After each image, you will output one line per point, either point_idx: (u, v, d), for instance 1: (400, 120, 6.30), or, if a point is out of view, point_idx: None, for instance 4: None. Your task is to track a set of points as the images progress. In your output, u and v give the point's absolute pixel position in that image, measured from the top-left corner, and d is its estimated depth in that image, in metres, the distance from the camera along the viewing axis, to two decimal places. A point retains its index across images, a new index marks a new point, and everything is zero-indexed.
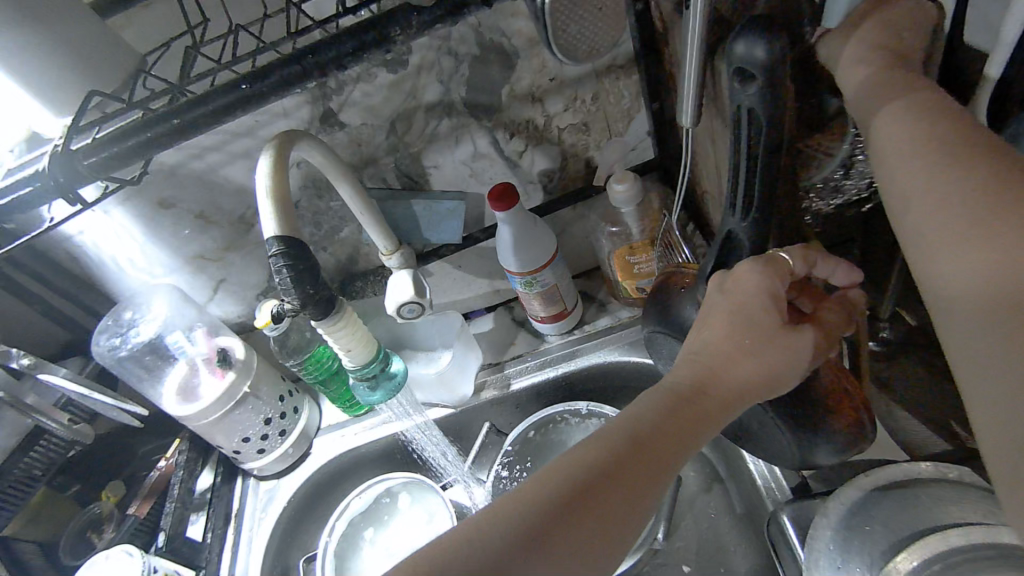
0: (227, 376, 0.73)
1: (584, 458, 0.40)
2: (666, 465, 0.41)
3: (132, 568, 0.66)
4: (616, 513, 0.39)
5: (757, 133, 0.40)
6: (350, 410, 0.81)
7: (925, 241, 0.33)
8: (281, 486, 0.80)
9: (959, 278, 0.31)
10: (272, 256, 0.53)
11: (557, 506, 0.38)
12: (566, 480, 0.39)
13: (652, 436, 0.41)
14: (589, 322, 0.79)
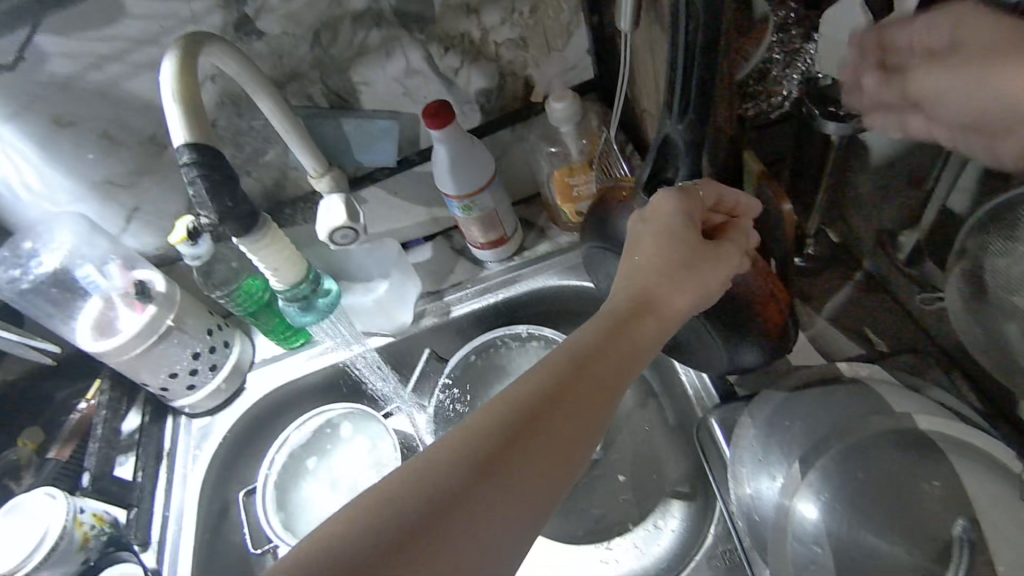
0: (147, 310, 0.69)
1: (524, 390, 0.40)
2: (607, 388, 0.42)
3: (57, 511, 0.63)
4: (563, 436, 0.39)
5: (694, 26, 0.40)
6: (285, 342, 0.78)
7: None
8: (215, 423, 0.77)
9: None
10: (183, 165, 0.50)
11: (505, 438, 0.38)
12: (510, 412, 0.39)
13: (592, 357, 0.42)
14: (529, 248, 0.79)
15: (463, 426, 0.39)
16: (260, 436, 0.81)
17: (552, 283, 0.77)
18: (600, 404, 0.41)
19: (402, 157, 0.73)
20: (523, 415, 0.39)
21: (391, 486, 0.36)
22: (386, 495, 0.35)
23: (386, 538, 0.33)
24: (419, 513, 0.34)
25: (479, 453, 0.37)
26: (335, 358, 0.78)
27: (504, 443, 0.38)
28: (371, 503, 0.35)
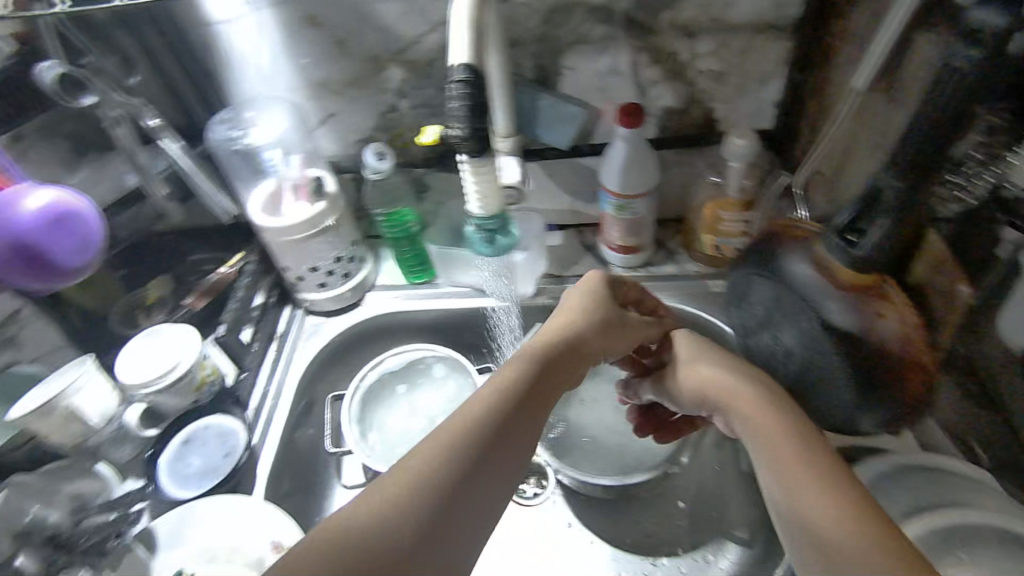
0: (316, 205, 0.74)
1: (483, 403, 0.47)
2: (545, 403, 0.50)
3: (192, 348, 0.70)
4: (519, 430, 0.46)
5: (952, 91, 0.43)
6: (410, 276, 0.84)
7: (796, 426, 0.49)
8: (328, 324, 0.83)
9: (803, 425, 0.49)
10: (454, 80, 0.48)
11: (475, 444, 0.43)
12: (476, 424, 0.44)
13: (530, 390, 0.49)
14: (654, 265, 0.81)
15: (431, 440, 0.43)
16: (357, 352, 0.86)
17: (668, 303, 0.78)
18: (542, 404, 0.50)
19: (575, 145, 0.78)
20: (493, 418, 0.45)
21: (380, 493, 0.39)
22: (379, 502, 0.38)
23: (403, 534, 0.37)
24: (417, 514, 0.38)
25: (456, 457, 0.42)
26: (449, 305, 0.83)
27: (477, 446, 0.43)
28: (366, 510, 0.38)
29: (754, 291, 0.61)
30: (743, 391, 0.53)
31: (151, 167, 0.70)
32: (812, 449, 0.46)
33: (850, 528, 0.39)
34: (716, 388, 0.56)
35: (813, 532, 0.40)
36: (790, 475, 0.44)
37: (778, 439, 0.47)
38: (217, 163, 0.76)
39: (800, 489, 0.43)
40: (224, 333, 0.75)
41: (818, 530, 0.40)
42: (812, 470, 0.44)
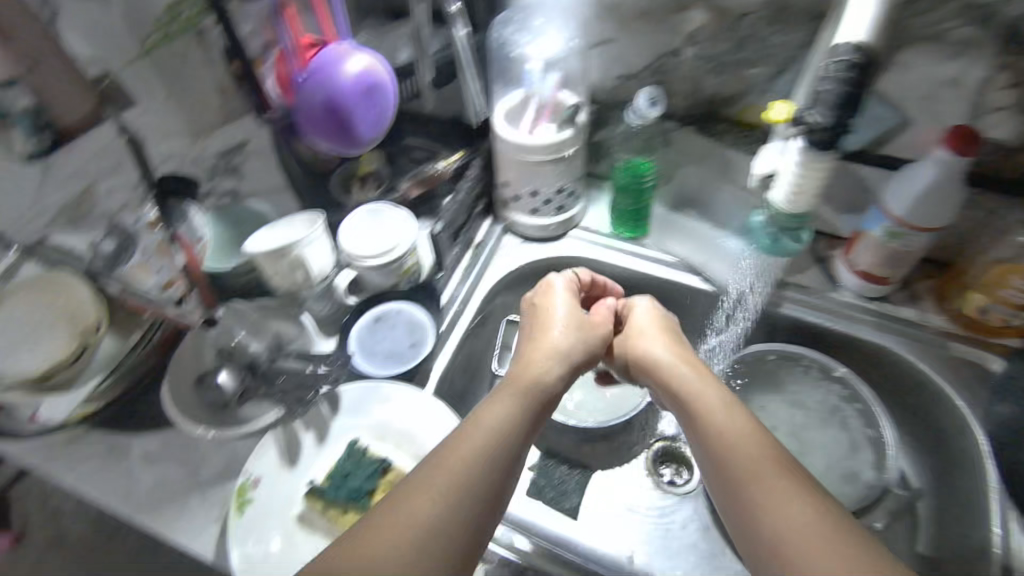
0: (563, 131, 0.70)
1: (467, 434, 0.49)
2: (525, 409, 0.52)
3: (406, 236, 0.70)
4: (507, 434, 0.49)
5: None
6: (620, 228, 0.80)
7: (753, 430, 0.50)
8: (524, 249, 0.82)
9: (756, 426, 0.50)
10: (840, 59, 0.50)
11: (459, 465, 0.46)
12: (459, 452, 0.47)
13: (510, 412, 0.51)
14: (893, 304, 0.71)
15: (417, 475, 0.46)
16: (543, 285, 0.84)
17: (896, 349, 0.69)
18: (539, 411, 0.54)
19: (861, 149, 0.68)
20: (478, 450, 0.47)
21: (379, 526, 0.42)
22: (382, 540, 0.41)
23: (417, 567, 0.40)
24: (421, 539, 0.41)
25: (446, 484, 0.44)
26: (649, 270, 0.78)
27: (461, 467, 0.46)
28: (371, 542, 0.41)
29: None
30: (681, 377, 0.57)
31: (428, 45, 0.68)
32: (733, 412, 0.52)
33: (776, 486, 0.45)
34: (659, 373, 0.60)
35: (742, 488, 0.47)
36: (753, 495, 0.46)
37: (704, 412, 0.53)
38: (486, 60, 0.73)
39: (722, 454, 0.49)
40: (439, 230, 0.73)
41: (749, 488, 0.46)
42: (733, 433, 0.50)
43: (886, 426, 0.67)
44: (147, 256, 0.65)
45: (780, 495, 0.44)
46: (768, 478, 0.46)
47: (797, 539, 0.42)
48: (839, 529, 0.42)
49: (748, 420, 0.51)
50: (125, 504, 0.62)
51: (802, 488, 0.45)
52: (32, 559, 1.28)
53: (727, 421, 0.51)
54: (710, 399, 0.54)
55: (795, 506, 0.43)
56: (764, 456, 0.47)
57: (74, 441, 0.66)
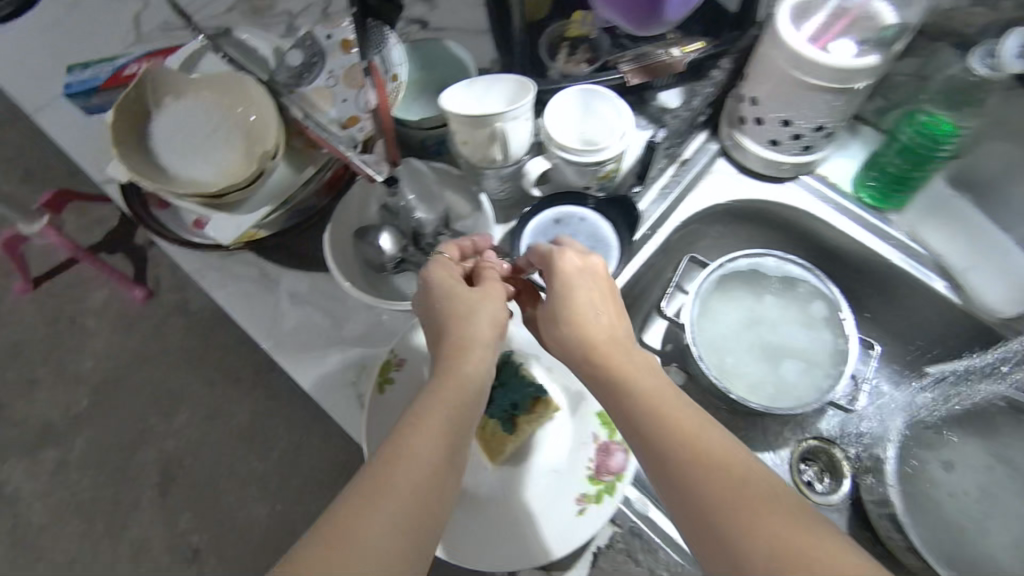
0: (869, 52, 0.53)
1: (387, 451, 0.41)
2: (439, 430, 0.42)
3: (617, 138, 0.58)
4: (429, 447, 0.41)
5: None
6: (870, 197, 0.65)
7: (723, 454, 0.38)
8: (739, 183, 0.68)
9: (730, 446, 0.39)
10: None
11: (383, 491, 0.38)
12: (381, 480, 0.39)
13: (424, 430, 0.42)
14: None
15: (341, 502, 0.38)
16: (739, 226, 0.71)
17: None
18: (468, 411, 0.45)
19: None
20: (398, 484, 0.39)
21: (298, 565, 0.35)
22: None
23: None
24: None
25: (366, 506, 0.38)
26: (882, 256, 0.64)
27: (382, 493, 0.38)
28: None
29: None
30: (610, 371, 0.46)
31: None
32: (693, 420, 0.41)
33: (743, 497, 0.36)
34: (584, 351, 0.48)
35: (692, 504, 0.37)
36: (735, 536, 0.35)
37: (634, 416, 0.42)
38: None
39: (667, 465, 0.39)
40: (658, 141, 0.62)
41: (727, 523, 0.36)
42: (677, 438, 0.40)
43: None
44: (334, 83, 0.58)
45: (749, 518, 0.35)
46: (747, 507, 0.35)
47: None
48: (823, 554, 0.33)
49: (720, 439, 0.39)
50: (268, 337, 0.61)
51: (775, 500, 0.36)
52: (157, 318, 1.38)
53: (700, 440, 0.39)
54: (684, 409, 0.42)
55: (790, 547, 0.33)
56: (725, 462, 0.38)
57: (230, 259, 0.64)
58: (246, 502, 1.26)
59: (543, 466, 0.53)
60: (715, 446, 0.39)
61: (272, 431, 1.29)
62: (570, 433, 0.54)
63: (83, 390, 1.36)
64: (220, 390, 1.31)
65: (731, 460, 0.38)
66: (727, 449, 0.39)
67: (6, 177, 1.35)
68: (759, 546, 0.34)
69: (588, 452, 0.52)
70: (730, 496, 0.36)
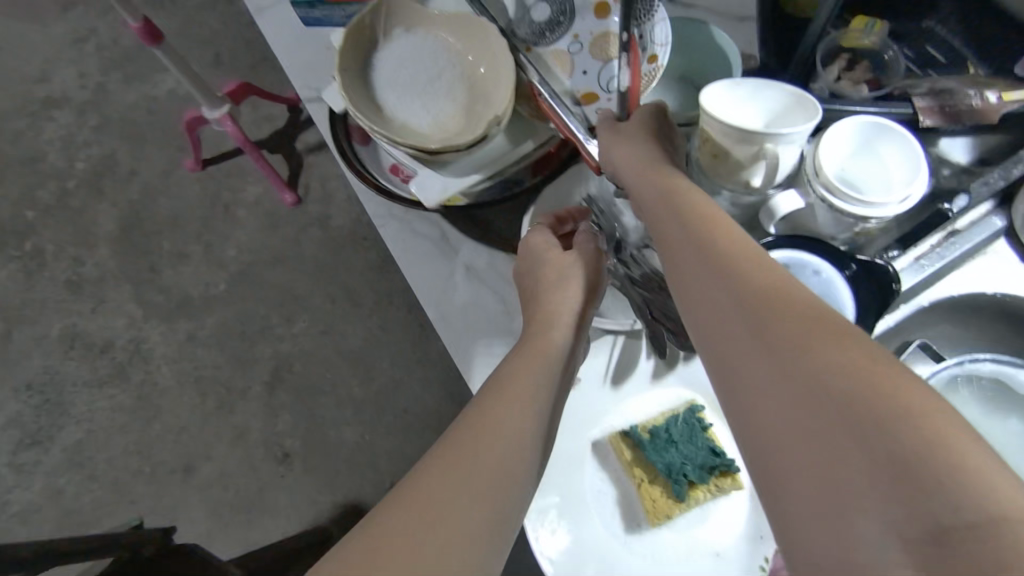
0: None
1: (470, 422, 0.38)
2: (519, 394, 0.39)
3: (904, 190, 0.47)
4: (511, 420, 0.37)
5: None
6: None
7: (800, 304, 0.31)
8: (1017, 275, 0.55)
9: (808, 298, 0.32)
10: None
11: (474, 452, 0.35)
12: (467, 447, 0.35)
13: (507, 392, 0.39)
14: None
15: (427, 461, 0.35)
16: (992, 318, 0.57)
17: None
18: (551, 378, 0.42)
19: None
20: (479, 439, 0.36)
21: (378, 523, 0.31)
22: (386, 535, 0.30)
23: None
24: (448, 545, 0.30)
25: (445, 464, 0.34)
26: None
27: (467, 459, 0.34)
28: (377, 544, 0.30)
29: None
30: (661, 200, 0.41)
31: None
32: (768, 273, 0.33)
33: (799, 316, 0.30)
34: (642, 184, 0.43)
35: (733, 327, 0.32)
36: (829, 387, 0.27)
37: (675, 237, 0.38)
38: None
39: (711, 291, 0.34)
40: (955, 210, 0.53)
41: (815, 375, 0.27)
42: (726, 256, 0.35)
43: None
44: (576, 49, 0.54)
45: (823, 347, 0.28)
46: (844, 355, 0.28)
47: (854, 402, 0.26)
48: (882, 365, 0.27)
49: (798, 292, 0.32)
50: (434, 306, 0.57)
51: (829, 316, 0.30)
52: (300, 224, 1.41)
53: (774, 289, 0.32)
54: (754, 257, 0.35)
55: (903, 399, 0.25)
56: (786, 289, 0.32)
57: (412, 213, 0.61)
58: (336, 423, 1.29)
59: (707, 552, 0.45)
60: (787, 295, 0.32)
61: (379, 363, 1.30)
62: (746, 521, 0.45)
63: (222, 274, 1.41)
64: (341, 310, 1.34)
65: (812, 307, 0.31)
66: (805, 301, 0.31)
67: (199, 56, 1.41)
68: (848, 383, 0.26)
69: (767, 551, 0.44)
70: (814, 342, 0.29)
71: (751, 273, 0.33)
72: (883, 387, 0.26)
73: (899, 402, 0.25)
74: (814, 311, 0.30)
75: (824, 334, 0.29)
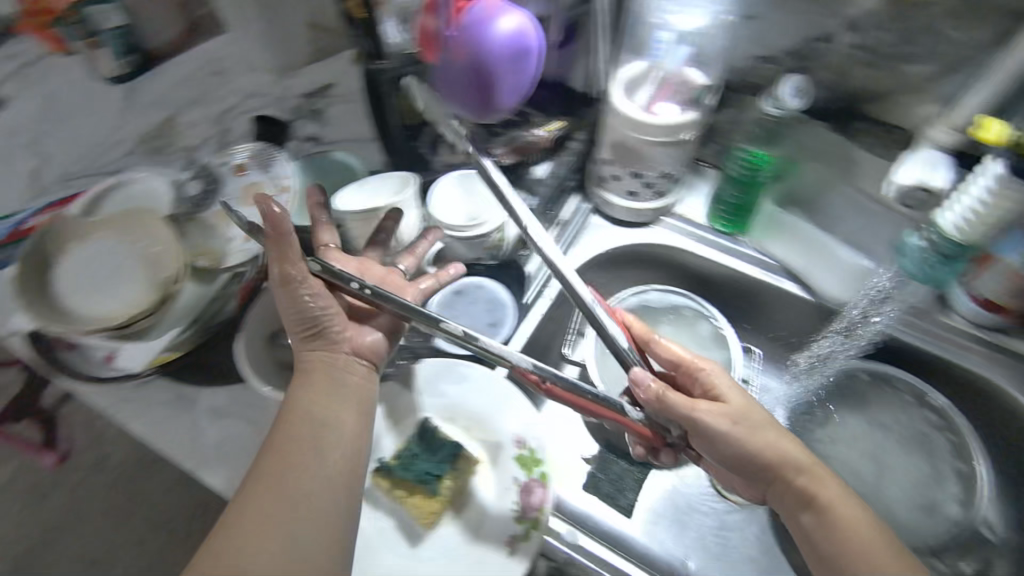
0: (687, 113, 0.64)
1: (270, 451, 0.47)
2: (311, 415, 0.49)
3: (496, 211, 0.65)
4: (322, 454, 0.47)
5: None
6: (721, 223, 0.75)
7: (848, 513, 0.48)
8: (614, 232, 0.77)
9: (856, 508, 0.48)
10: None
11: (278, 475, 0.46)
12: (267, 477, 0.46)
13: (305, 411, 0.49)
14: (1010, 336, 0.66)
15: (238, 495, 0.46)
16: (620, 268, 0.80)
17: (1011, 388, 0.64)
18: (349, 389, 0.52)
19: None
20: (280, 463, 0.46)
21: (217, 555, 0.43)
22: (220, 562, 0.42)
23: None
24: (253, 547, 0.42)
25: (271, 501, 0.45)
26: (738, 269, 0.74)
27: (277, 496, 0.45)
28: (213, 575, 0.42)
29: None
30: (733, 433, 0.50)
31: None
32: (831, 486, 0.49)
33: (849, 525, 0.47)
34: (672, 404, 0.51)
35: (800, 515, 0.50)
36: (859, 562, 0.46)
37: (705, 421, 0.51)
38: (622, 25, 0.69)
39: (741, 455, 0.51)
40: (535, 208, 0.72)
41: (851, 556, 0.46)
42: (765, 451, 0.50)
43: (982, 462, 0.65)
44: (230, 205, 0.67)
45: (850, 534, 0.47)
46: (861, 535, 0.47)
47: (863, 561, 0.46)
48: (880, 540, 0.47)
49: (851, 500, 0.49)
50: (188, 458, 0.60)
51: (860, 520, 0.48)
52: (72, 482, 1.28)
53: (837, 502, 0.48)
54: (826, 483, 0.50)
55: (888, 564, 0.45)
56: (846, 504, 0.48)
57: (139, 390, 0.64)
58: None
59: (473, 519, 0.55)
60: (846, 508, 0.48)
61: None
62: (493, 481, 0.56)
63: None
64: (150, 546, 1.22)
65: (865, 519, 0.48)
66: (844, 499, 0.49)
67: None
68: (861, 553, 0.46)
69: (512, 494, 0.54)
70: (846, 517, 0.48)
71: (785, 455, 0.50)
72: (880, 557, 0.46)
73: (876, 563, 0.45)
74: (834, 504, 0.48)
75: (861, 524, 0.48)
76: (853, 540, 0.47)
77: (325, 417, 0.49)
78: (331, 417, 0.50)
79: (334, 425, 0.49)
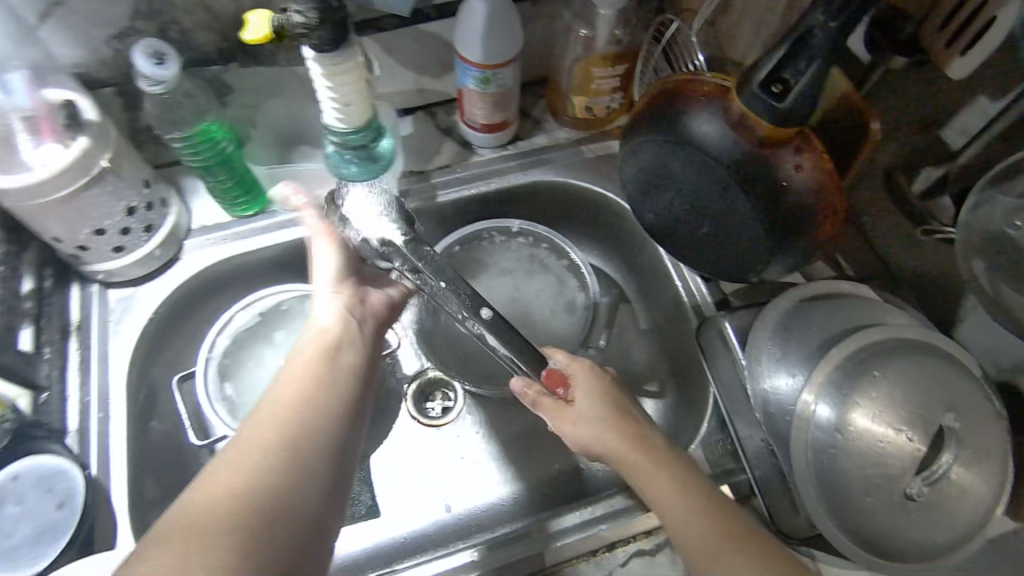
0: (77, 142, 0.52)
1: (270, 411, 0.44)
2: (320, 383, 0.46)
3: None
4: (333, 430, 0.44)
5: None
6: (237, 209, 0.66)
7: (682, 491, 0.47)
8: (144, 292, 0.65)
9: (690, 484, 0.48)
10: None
11: (292, 446, 0.42)
12: (270, 440, 0.41)
13: (314, 379, 0.46)
14: (524, 138, 0.73)
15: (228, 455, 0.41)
16: (191, 311, 0.69)
17: (552, 180, 0.72)
18: (362, 381, 0.49)
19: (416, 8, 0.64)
20: (282, 427, 0.42)
21: (214, 489, 0.38)
22: (223, 497, 0.38)
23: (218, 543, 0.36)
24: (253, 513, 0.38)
25: (274, 451, 0.41)
26: (288, 239, 0.68)
27: (289, 468, 0.41)
28: (196, 516, 0.37)
29: (638, 165, 0.57)
30: (608, 437, 0.51)
31: None
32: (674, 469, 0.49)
33: (702, 517, 0.46)
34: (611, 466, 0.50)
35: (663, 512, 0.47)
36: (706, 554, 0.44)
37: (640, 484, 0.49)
38: None
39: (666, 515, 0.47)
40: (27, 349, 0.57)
41: (708, 554, 0.44)
42: (665, 480, 0.48)
43: (572, 250, 0.72)
44: None
45: (703, 530, 0.45)
46: (712, 535, 0.45)
47: (713, 555, 0.44)
48: (720, 521, 0.45)
49: (680, 474, 0.48)
50: None
51: (721, 518, 0.46)
52: None
53: (681, 481, 0.48)
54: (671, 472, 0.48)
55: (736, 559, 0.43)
56: (678, 482, 0.48)
57: None
58: None
59: None
60: (673, 473, 0.48)
61: None
62: None
63: None
64: None
65: (700, 484, 0.48)
66: (687, 490, 0.47)
67: None
68: (708, 545, 0.44)
69: None
70: (678, 489, 0.47)
71: (673, 477, 0.48)
72: (721, 543, 0.44)
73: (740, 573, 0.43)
74: (672, 487, 0.48)
75: (717, 516, 0.46)
76: (699, 524, 0.45)
77: (343, 373, 0.48)
78: (353, 386, 0.48)
79: (357, 394, 0.48)
